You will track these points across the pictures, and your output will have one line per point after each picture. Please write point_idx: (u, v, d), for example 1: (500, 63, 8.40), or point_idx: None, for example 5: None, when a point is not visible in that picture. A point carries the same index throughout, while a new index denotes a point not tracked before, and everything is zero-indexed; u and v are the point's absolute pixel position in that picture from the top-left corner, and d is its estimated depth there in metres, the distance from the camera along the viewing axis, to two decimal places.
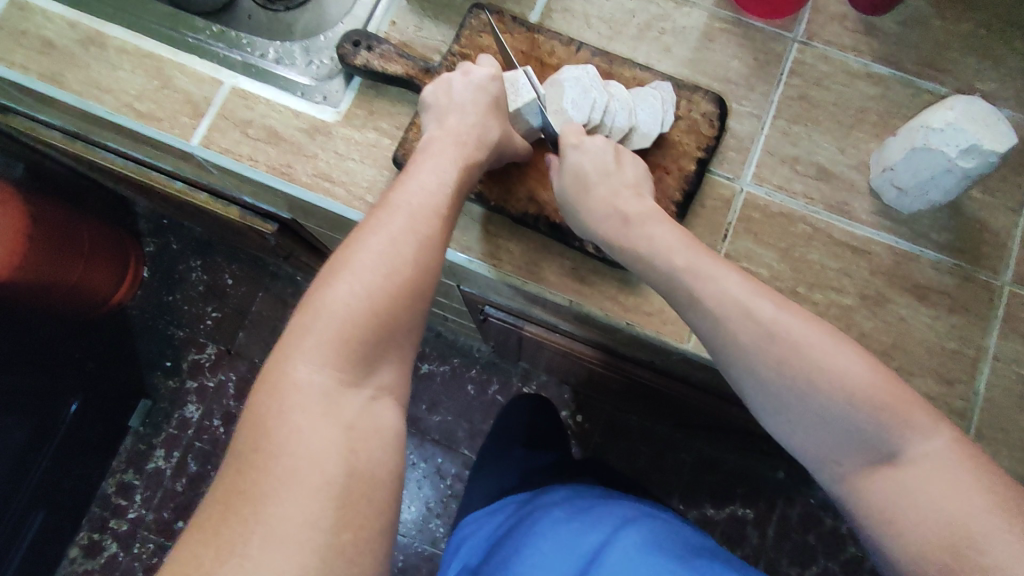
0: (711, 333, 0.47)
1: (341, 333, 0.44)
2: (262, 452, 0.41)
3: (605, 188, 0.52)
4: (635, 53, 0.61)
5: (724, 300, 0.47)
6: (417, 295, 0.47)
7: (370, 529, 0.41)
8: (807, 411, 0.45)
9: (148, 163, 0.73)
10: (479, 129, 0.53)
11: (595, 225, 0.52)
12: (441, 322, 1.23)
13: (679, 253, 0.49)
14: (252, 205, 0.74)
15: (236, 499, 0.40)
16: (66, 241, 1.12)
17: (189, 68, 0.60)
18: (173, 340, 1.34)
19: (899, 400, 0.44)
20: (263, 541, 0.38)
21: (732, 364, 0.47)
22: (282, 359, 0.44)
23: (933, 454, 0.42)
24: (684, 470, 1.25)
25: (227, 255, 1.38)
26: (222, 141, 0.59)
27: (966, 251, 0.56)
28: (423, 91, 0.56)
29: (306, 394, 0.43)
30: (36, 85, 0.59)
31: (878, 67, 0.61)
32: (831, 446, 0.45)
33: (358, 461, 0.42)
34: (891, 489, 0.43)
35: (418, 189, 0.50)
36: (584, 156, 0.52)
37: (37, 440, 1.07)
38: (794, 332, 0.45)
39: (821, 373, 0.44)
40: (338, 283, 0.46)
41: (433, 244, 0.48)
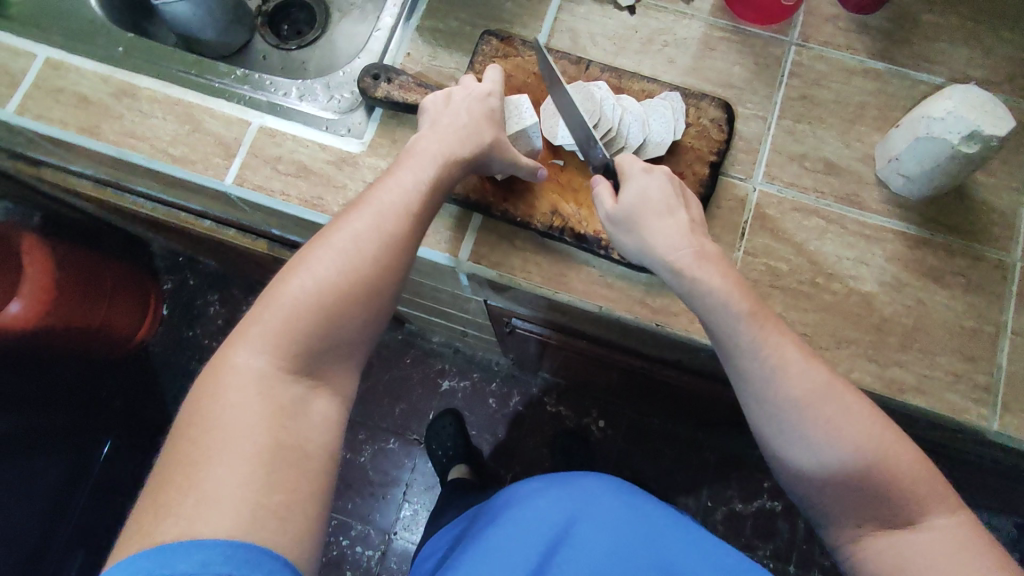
0: (759, 386, 0.49)
1: (287, 323, 0.46)
2: (199, 425, 0.43)
3: (675, 220, 0.52)
4: (640, 66, 0.64)
5: (782, 353, 0.49)
6: (371, 292, 0.48)
7: (301, 498, 0.43)
8: (804, 431, 0.49)
9: (178, 205, 0.76)
10: (470, 132, 0.54)
11: (661, 252, 0.51)
12: (459, 338, 1.25)
13: (747, 301, 0.49)
14: (281, 238, 0.76)
15: (175, 466, 0.41)
16: (90, 283, 1.12)
17: (218, 112, 0.63)
18: (196, 374, 1.34)
19: (929, 483, 0.49)
20: (198, 502, 0.40)
21: (779, 415, 0.49)
22: (229, 344, 0.46)
23: (944, 527, 0.48)
24: (709, 467, 1.26)
25: (244, 288, 1.40)
26: (255, 178, 0.61)
27: (975, 233, 0.58)
28: (423, 99, 0.58)
29: (247, 378, 0.44)
30: (76, 139, 0.62)
31: (875, 63, 0.63)
32: (852, 506, 0.50)
33: (290, 438, 0.44)
34: (902, 550, 0.48)
35: (393, 185, 0.51)
36: (653, 184, 0.52)
37: (74, 478, 1.09)
38: (845, 398, 0.49)
39: (864, 434, 0.48)
40: (291, 276, 0.47)
41: (397, 242, 0.49)
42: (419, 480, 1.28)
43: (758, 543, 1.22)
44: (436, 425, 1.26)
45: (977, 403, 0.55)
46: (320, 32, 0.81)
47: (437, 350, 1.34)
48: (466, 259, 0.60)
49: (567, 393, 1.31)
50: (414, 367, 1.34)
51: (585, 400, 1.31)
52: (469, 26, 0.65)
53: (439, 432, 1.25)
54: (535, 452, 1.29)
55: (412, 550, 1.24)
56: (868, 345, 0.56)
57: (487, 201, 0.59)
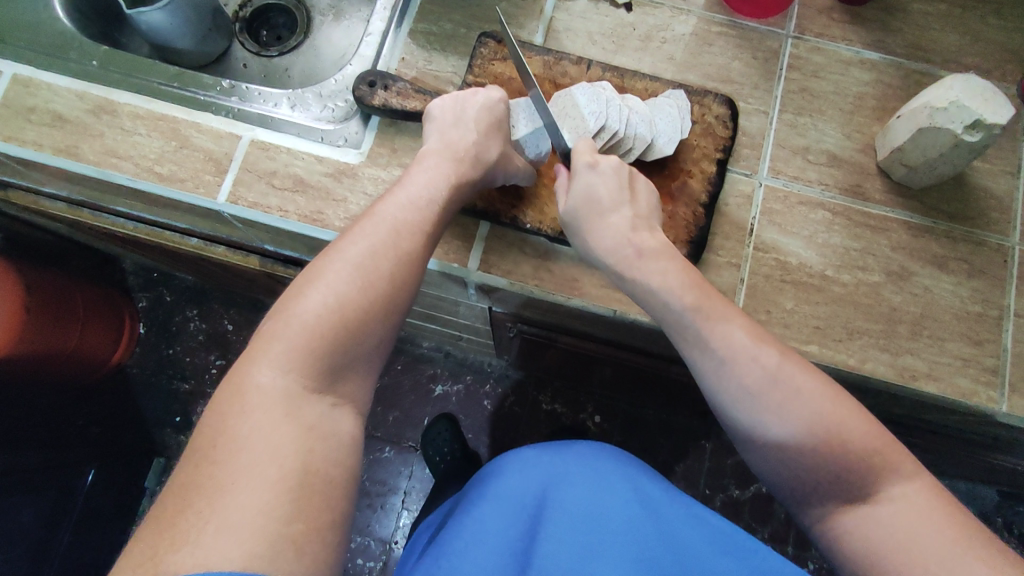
0: (709, 372, 0.49)
1: (310, 340, 0.44)
2: (222, 447, 0.40)
3: (618, 216, 0.52)
4: (640, 64, 0.63)
5: (728, 339, 0.48)
6: (389, 309, 0.47)
7: (323, 524, 0.40)
8: (760, 419, 0.48)
9: (161, 224, 0.73)
10: (479, 146, 0.54)
11: (605, 254, 0.52)
12: (452, 342, 1.23)
13: (692, 293, 0.50)
14: (273, 253, 0.73)
15: (192, 493, 0.38)
16: (57, 308, 1.06)
17: (205, 126, 0.60)
18: (178, 394, 1.30)
19: (886, 454, 0.47)
20: (216, 530, 0.37)
21: (734, 402, 0.49)
22: (248, 363, 0.44)
23: (910, 497, 0.46)
24: (705, 455, 1.27)
25: (224, 301, 1.35)
26: (250, 194, 0.59)
27: (975, 218, 0.60)
28: (430, 103, 0.57)
29: (271, 398, 0.42)
30: (52, 160, 0.59)
31: (870, 53, 0.64)
32: (816, 486, 0.48)
33: (315, 460, 0.41)
34: (868, 528, 0.46)
35: (403, 201, 0.51)
36: (599, 179, 0.52)
37: (54, 515, 1.02)
38: (795, 378, 0.47)
39: (815, 412, 0.47)
40: (309, 293, 0.46)
41: (411, 258, 0.49)
42: (416, 487, 1.26)
43: (756, 526, 1.24)
44: (431, 431, 1.23)
45: (987, 386, 0.56)
46: (302, 38, 0.78)
47: (428, 354, 1.32)
48: (475, 268, 0.58)
49: (561, 390, 1.31)
50: (406, 374, 1.32)
51: (580, 396, 1.30)
52: (464, 28, 0.64)
53: (436, 437, 1.23)
54: None
55: None
56: (880, 335, 0.57)
57: (493, 208, 0.58)
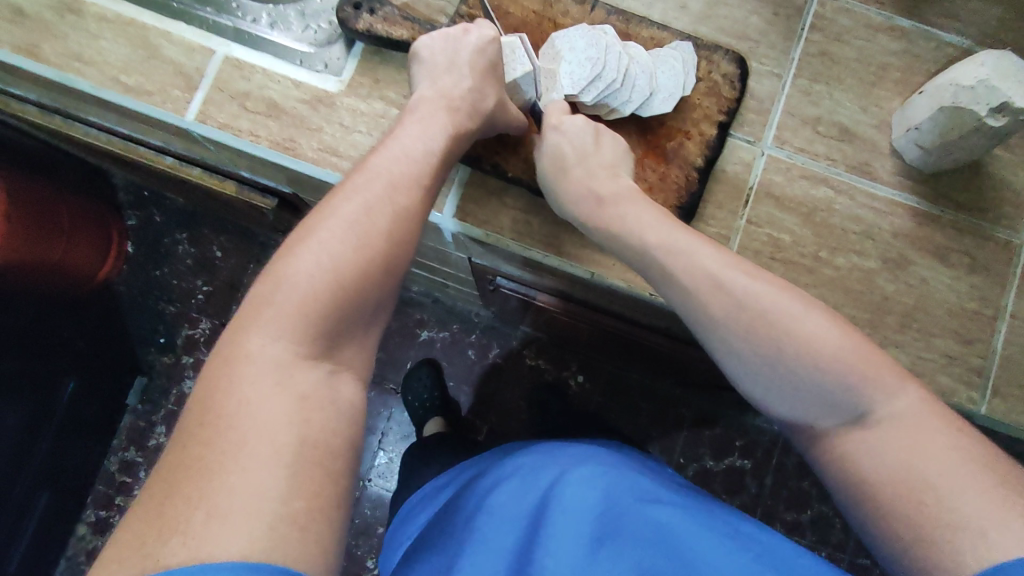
0: (675, 298, 0.47)
1: (303, 304, 0.41)
2: (211, 424, 0.37)
3: (581, 168, 0.50)
4: (651, 10, 0.58)
5: (691, 269, 0.46)
6: (389, 268, 0.44)
7: (326, 500, 0.37)
8: (729, 352, 0.45)
9: (135, 139, 0.70)
10: (475, 94, 0.51)
11: (569, 206, 0.51)
12: (440, 289, 1.21)
13: (654, 229, 0.48)
14: (250, 180, 0.70)
15: (180, 476, 0.36)
16: (42, 217, 1.04)
17: (177, 36, 0.56)
18: (164, 316, 1.29)
19: (866, 360, 0.43)
20: (208, 518, 0.34)
21: (702, 333, 0.46)
22: (238, 330, 0.41)
23: (905, 411, 0.41)
24: (683, 424, 1.27)
25: (213, 227, 1.32)
26: (219, 115, 0.55)
27: (987, 211, 0.56)
28: (416, 43, 0.53)
29: (261, 367, 0.39)
30: (12, 59, 0.55)
31: (902, 20, 0.59)
32: (799, 413, 0.45)
33: (314, 432, 0.39)
34: (864, 451, 0.42)
35: (399, 153, 0.47)
36: (562, 137, 0.51)
37: (35, 423, 1.03)
38: (760, 299, 0.44)
39: (793, 335, 0.43)
40: (301, 251, 0.42)
41: (410, 215, 0.45)
42: (394, 429, 1.26)
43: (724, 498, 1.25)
44: (413, 376, 1.22)
45: (969, 387, 0.54)
46: None
47: (416, 299, 1.30)
48: (450, 215, 0.55)
49: (547, 347, 1.29)
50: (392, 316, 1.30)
51: (564, 355, 1.29)
52: None
53: (416, 383, 1.23)
54: (512, 405, 1.28)
55: (387, 497, 1.23)
56: (866, 325, 0.55)
57: (477, 153, 0.55)
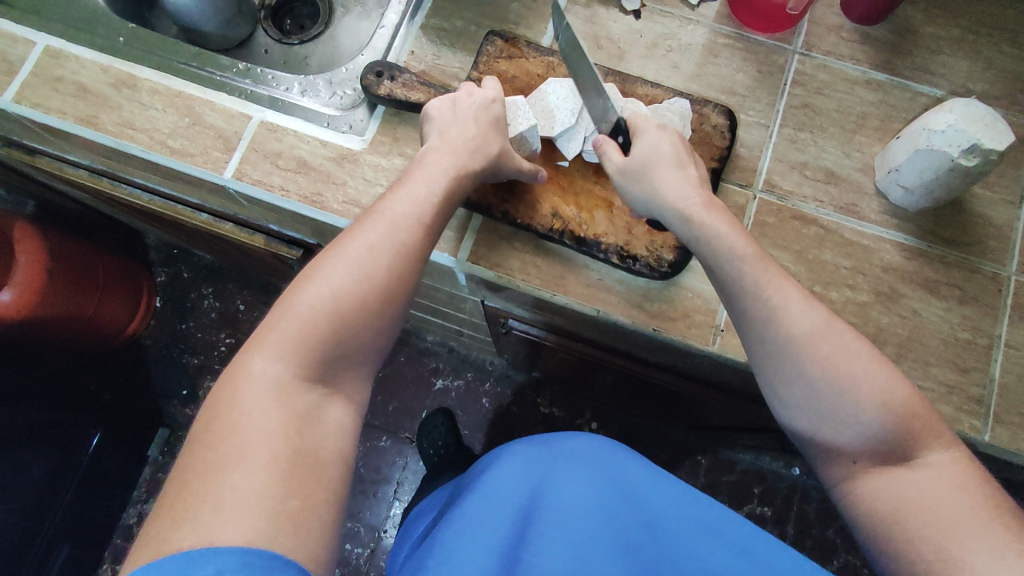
0: (756, 317, 0.49)
1: (303, 332, 0.45)
2: (217, 430, 0.41)
3: (683, 171, 0.53)
4: (645, 71, 0.64)
5: (780, 294, 0.48)
6: (388, 299, 0.48)
7: (318, 503, 0.41)
8: (799, 366, 0.47)
9: (174, 197, 0.76)
10: (477, 141, 0.55)
11: (670, 200, 0.52)
12: (454, 337, 1.24)
13: (749, 245, 0.50)
14: (278, 232, 0.75)
15: (190, 474, 0.40)
16: (80, 275, 1.10)
17: (218, 105, 0.63)
18: (187, 367, 1.33)
19: (920, 415, 0.46)
20: (214, 510, 0.38)
21: (776, 352, 0.48)
22: (245, 351, 0.45)
23: (943, 464, 0.45)
24: (700, 471, 1.26)
25: (238, 281, 1.38)
26: (254, 173, 0.61)
27: (972, 245, 0.59)
28: (427, 105, 0.58)
29: (264, 385, 0.43)
30: (73, 129, 0.62)
31: (877, 74, 0.64)
32: (851, 443, 0.47)
33: (308, 446, 0.42)
34: (896, 489, 0.45)
35: (404, 197, 0.51)
36: (664, 140, 0.54)
37: (61, 473, 1.06)
38: (842, 335, 0.47)
39: (861, 375, 0.46)
40: (307, 285, 0.46)
41: (408, 252, 0.49)
42: (409, 478, 1.27)
43: None
44: (428, 424, 1.24)
45: (970, 415, 0.55)
46: (323, 28, 0.80)
47: (431, 348, 1.33)
48: (464, 258, 0.60)
49: (560, 394, 1.31)
50: (408, 366, 1.33)
51: (578, 402, 1.30)
52: (474, 26, 0.66)
53: (432, 430, 1.23)
54: None
55: None
56: None
57: (486, 200, 0.59)
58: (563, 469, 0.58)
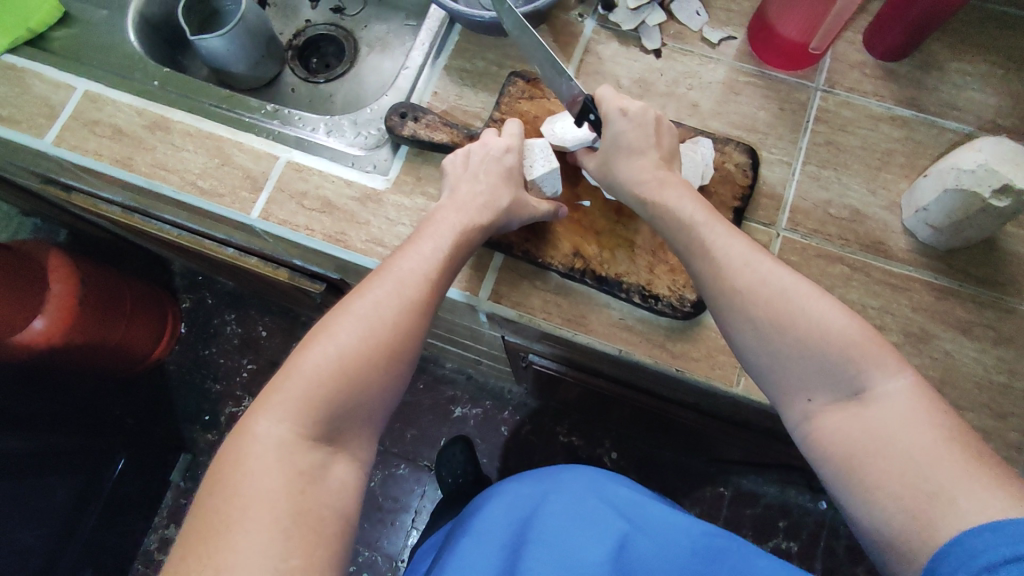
0: (705, 273, 0.50)
1: (308, 391, 0.45)
2: (221, 493, 0.42)
3: (643, 157, 0.55)
4: (665, 109, 0.65)
5: (726, 251, 0.49)
6: (395, 356, 0.48)
7: (318, 561, 0.41)
8: (745, 322, 0.47)
9: (201, 232, 0.78)
10: (490, 196, 0.56)
11: (629, 185, 0.55)
12: (473, 365, 1.24)
13: (701, 210, 0.52)
14: (301, 267, 0.77)
15: (195, 539, 0.40)
16: (110, 304, 1.13)
17: (247, 146, 0.64)
18: (210, 393, 1.34)
19: (868, 345, 0.44)
20: (217, 574, 0.39)
21: (726, 312, 0.49)
22: (251, 412, 0.45)
23: (898, 391, 0.43)
24: (723, 503, 1.23)
25: (261, 308, 1.40)
26: (280, 212, 0.62)
27: (1006, 284, 0.57)
28: (444, 159, 0.60)
29: (268, 446, 0.44)
30: (108, 170, 0.64)
31: (901, 110, 0.63)
32: (802, 382, 0.46)
33: (308, 505, 0.43)
34: (852, 425, 0.43)
35: (414, 254, 0.52)
36: (629, 127, 0.55)
37: (84, 498, 1.07)
38: (783, 280, 0.47)
39: (807, 314, 0.46)
40: (314, 343, 0.47)
41: (414, 307, 0.50)
42: (427, 508, 1.26)
43: None
44: (446, 452, 1.23)
45: (1008, 461, 0.53)
46: (348, 67, 0.82)
47: (450, 376, 1.33)
48: (486, 297, 0.60)
49: (579, 423, 1.29)
50: (426, 393, 1.33)
51: (597, 431, 1.29)
52: (496, 66, 0.67)
53: (450, 458, 1.22)
54: None
55: None
56: None
57: (508, 240, 0.59)
58: (554, 500, 0.62)
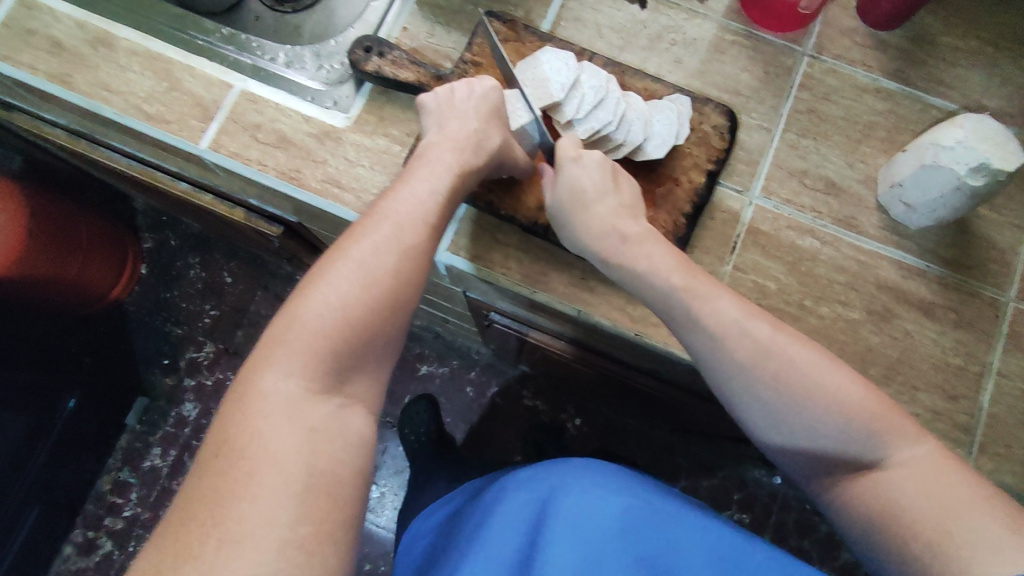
0: (699, 346, 0.47)
1: (312, 342, 0.42)
2: (225, 456, 0.39)
3: (603, 206, 0.51)
4: (646, 63, 0.62)
5: (717, 316, 0.46)
6: (397, 304, 0.45)
7: (332, 528, 0.38)
8: (751, 395, 0.45)
9: (152, 163, 0.73)
10: (480, 133, 0.52)
11: (589, 240, 0.51)
12: (441, 324, 1.22)
13: (679, 271, 0.48)
14: (258, 208, 0.73)
15: (195, 505, 0.37)
16: (64, 238, 1.08)
17: (198, 71, 0.60)
18: (170, 337, 1.31)
19: (883, 416, 0.43)
20: (220, 544, 0.36)
21: (727, 387, 0.47)
22: (252, 367, 0.42)
23: (919, 460, 0.42)
24: (681, 473, 1.25)
25: (225, 253, 1.35)
26: (231, 144, 0.59)
27: (972, 268, 0.57)
28: (421, 95, 0.55)
29: (274, 403, 0.41)
30: (45, 86, 0.59)
31: (887, 82, 0.61)
32: (817, 459, 0.45)
33: (322, 463, 0.40)
34: (879, 490, 0.42)
35: (408, 197, 0.48)
36: (582, 171, 0.51)
37: (33, 436, 1.03)
38: (789, 351, 0.45)
39: (818, 389, 0.44)
40: (313, 293, 0.43)
41: (414, 252, 0.46)
42: (389, 463, 1.25)
43: None
44: (410, 409, 1.22)
45: (955, 443, 0.53)
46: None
47: (418, 334, 1.31)
48: (445, 248, 0.57)
49: (545, 388, 1.29)
50: None
51: (563, 397, 1.29)
52: (471, 4, 0.63)
53: (413, 416, 1.21)
54: (508, 445, 1.27)
55: (377, 533, 1.21)
56: None
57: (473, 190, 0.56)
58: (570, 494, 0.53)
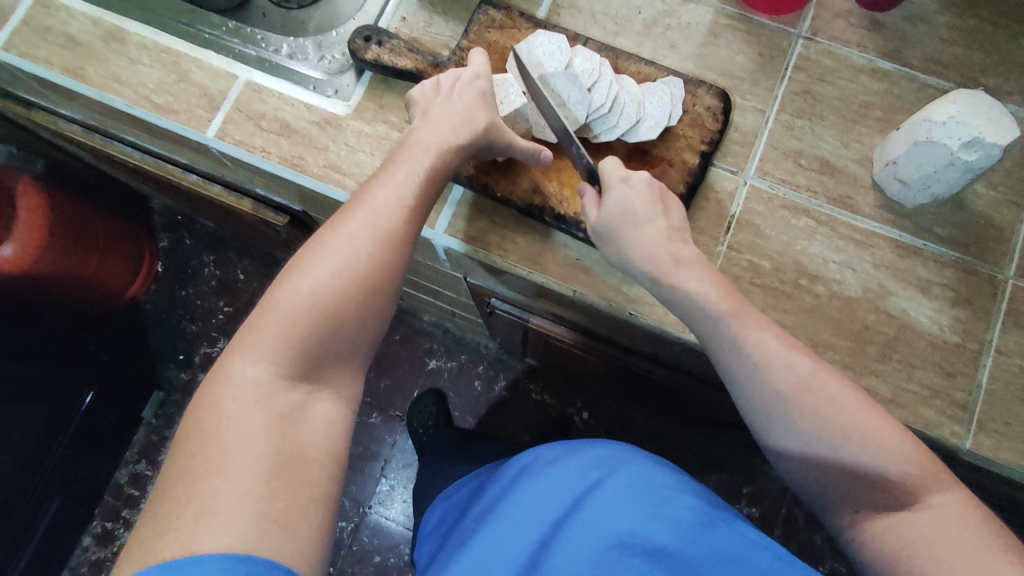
0: (740, 376, 0.47)
1: (283, 328, 0.43)
2: (196, 436, 0.40)
3: (652, 227, 0.50)
4: (641, 48, 0.62)
5: (761, 347, 0.46)
6: (369, 290, 0.45)
7: (302, 505, 0.40)
8: (784, 426, 0.45)
9: (163, 157, 0.76)
10: (465, 117, 0.52)
11: (642, 263, 0.50)
12: (449, 318, 1.23)
13: (727, 299, 0.48)
14: (264, 198, 0.75)
15: (169, 481, 0.39)
16: (82, 234, 1.11)
17: (205, 63, 0.62)
18: (185, 333, 1.34)
19: (920, 465, 0.43)
20: (195, 517, 0.37)
21: (765, 416, 0.46)
22: (226, 352, 0.43)
23: (947, 509, 0.42)
24: (689, 467, 1.25)
25: (238, 251, 1.38)
26: (237, 133, 0.60)
27: (970, 245, 0.56)
28: (410, 91, 0.55)
29: (244, 387, 0.42)
30: (60, 80, 0.62)
31: (883, 62, 0.61)
32: (841, 490, 0.45)
33: (290, 443, 0.41)
34: (900, 534, 0.42)
35: (385, 184, 0.49)
36: (633, 194, 0.51)
37: (53, 428, 1.06)
38: (830, 387, 0.45)
39: (855, 430, 0.44)
40: (286, 281, 0.44)
41: (389, 237, 0.47)
42: (397, 457, 1.26)
43: None
44: (419, 404, 1.24)
45: (952, 420, 0.53)
46: None
47: (427, 329, 1.32)
48: (442, 230, 0.59)
49: (552, 381, 1.29)
50: (403, 345, 1.32)
51: (569, 390, 1.29)
52: None
53: (422, 409, 1.23)
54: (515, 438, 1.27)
55: (385, 526, 1.23)
56: (845, 352, 0.55)
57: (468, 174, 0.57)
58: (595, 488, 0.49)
